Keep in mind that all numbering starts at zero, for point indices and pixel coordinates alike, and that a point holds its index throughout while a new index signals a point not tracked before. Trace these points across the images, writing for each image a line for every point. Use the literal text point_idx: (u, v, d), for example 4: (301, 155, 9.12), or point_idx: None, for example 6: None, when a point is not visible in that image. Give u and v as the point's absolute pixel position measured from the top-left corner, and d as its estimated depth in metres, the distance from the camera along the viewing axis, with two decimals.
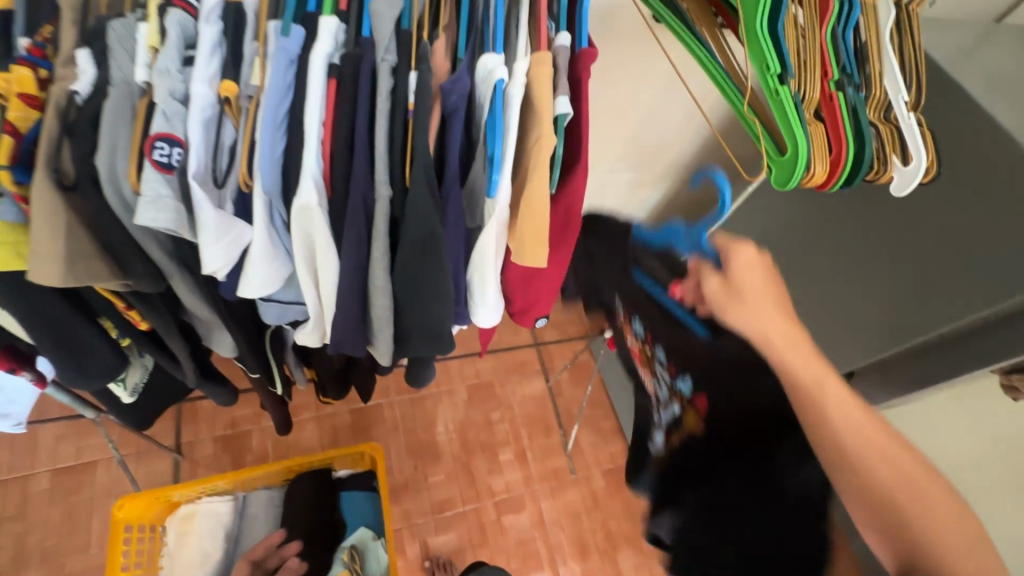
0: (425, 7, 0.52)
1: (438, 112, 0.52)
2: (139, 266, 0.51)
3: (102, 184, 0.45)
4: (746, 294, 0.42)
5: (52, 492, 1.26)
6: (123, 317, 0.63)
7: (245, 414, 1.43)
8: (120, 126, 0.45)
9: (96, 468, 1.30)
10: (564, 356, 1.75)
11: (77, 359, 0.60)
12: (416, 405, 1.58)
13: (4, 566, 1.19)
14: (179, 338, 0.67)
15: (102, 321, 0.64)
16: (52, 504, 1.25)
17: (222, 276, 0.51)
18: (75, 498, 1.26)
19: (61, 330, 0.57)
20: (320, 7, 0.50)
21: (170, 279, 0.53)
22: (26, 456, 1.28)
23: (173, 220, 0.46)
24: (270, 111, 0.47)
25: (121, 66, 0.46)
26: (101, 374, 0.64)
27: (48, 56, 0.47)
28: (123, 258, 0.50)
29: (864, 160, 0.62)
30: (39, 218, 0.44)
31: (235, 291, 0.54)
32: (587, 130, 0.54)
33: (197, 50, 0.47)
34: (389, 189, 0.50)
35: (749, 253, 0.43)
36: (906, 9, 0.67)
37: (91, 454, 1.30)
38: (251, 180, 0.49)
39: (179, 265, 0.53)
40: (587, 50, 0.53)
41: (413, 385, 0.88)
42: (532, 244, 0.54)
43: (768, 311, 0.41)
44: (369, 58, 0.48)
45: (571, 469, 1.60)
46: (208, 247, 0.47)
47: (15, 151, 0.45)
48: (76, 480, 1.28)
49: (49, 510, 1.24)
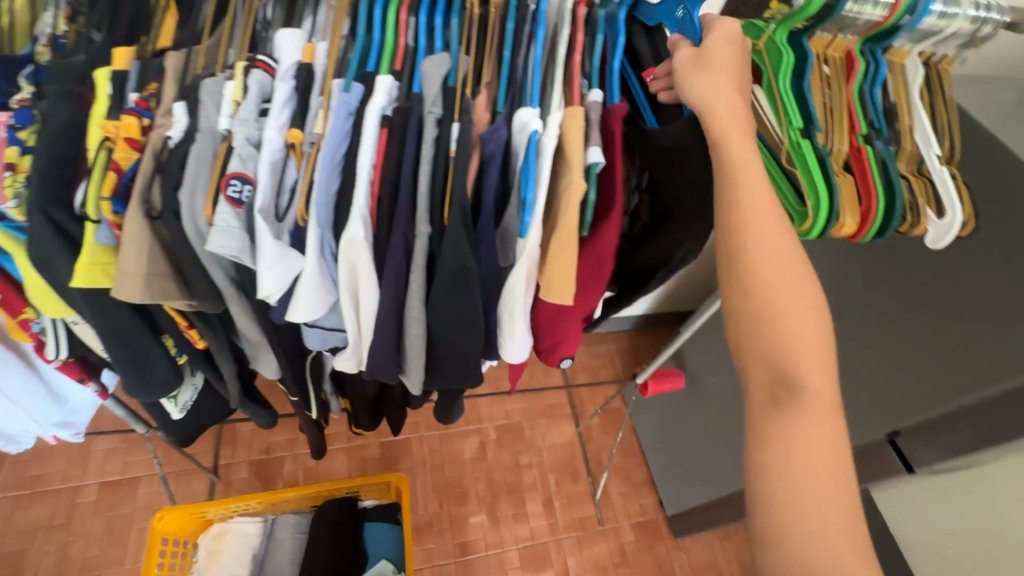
0: (470, 66, 0.58)
1: (476, 158, 0.57)
2: (203, 288, 0.57)
3: (182, 215, 0.52)
4: (711, 63, 0.53)
5: (98, 503, 1.33)
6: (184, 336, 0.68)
7: (280, 440, 1.48)
8: (202, 167, 0.52)
9: (139, 482, 1.36)
10: (595, 402, 1.73)
11: (139, 371, 0.66)
12: (444, 442, 1.59)
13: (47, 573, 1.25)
14: (229, 358, 0.72)
15: (165, 338, 0.70)
16: (97, 515, 1.31)
17: (274, 300, 0.56)
18: (118, 511, 1.32)
19: (129, 343, 0.63)
20: (378, 66, 0.57)
21: (229, 301, 0.59)
22: (79, 466, 1.36)
23: (238, 248, 0.52)
24: (327, 156, 0.53)
25: (207, 116, 0.53)
26: (157, 387, 0.69)
27: (151, 108, 0.55)
28: (191, 281, 0.56)
29: (896, 212, 0.63)
30: (127, 242, 0.51)
31: (284, 315, 0.59)
32: (620, 179, 0.57)
33: (271, 104, 0.54)
34: (427, 227, 0.54)
35: (728, 27, 0.53)
36: (936, 67, 0.69)
37: (137, 469, 1.37)
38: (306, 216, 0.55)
39: (238, 290, 0.59)
40: (618, 105, 0.57)
41: (441, 420, 0.90)
42: (559, 283, 0.56)
43: (724, 83, 0.52)
44: (417, 110, 0.54)
45: (598, 519, 1.56)
46: (265, 273, 0.52)
47: (116, 185, 0.52)
48: (121, 493, 1.34)
49: (94, 521, 1.31)
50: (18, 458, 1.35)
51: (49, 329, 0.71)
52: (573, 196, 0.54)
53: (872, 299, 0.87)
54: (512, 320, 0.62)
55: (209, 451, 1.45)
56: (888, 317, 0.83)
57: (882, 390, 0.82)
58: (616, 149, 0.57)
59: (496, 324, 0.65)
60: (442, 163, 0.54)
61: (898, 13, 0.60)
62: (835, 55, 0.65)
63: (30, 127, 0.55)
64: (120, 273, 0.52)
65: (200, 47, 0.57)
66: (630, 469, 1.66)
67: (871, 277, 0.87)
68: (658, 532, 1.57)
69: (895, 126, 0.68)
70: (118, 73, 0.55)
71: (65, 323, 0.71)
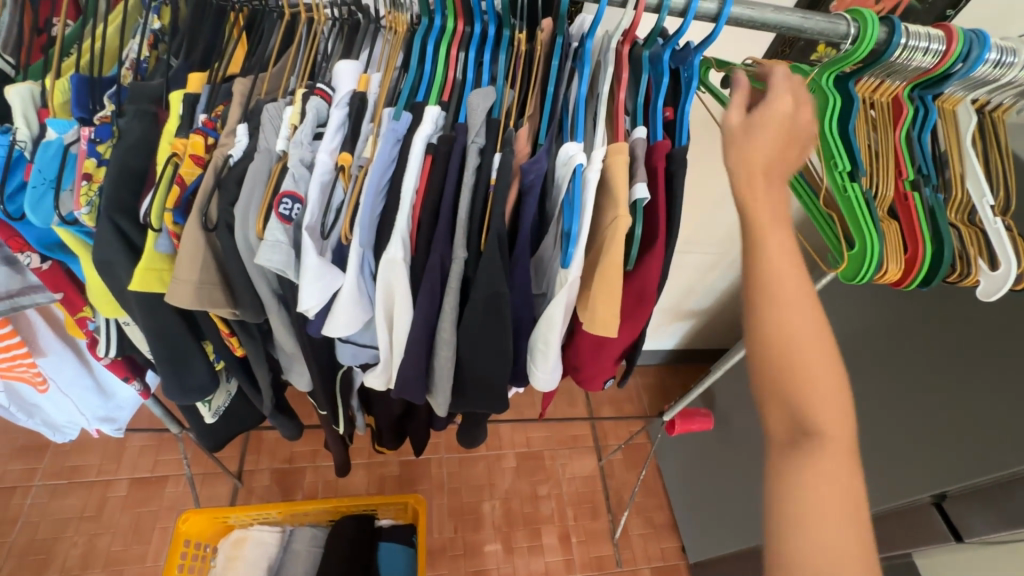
0: (514, 99, 0.60)
1: (516, 187, 0.58)
2: (248, 298, 0.60)
3: (234, 228, 0.55)
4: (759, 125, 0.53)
5: (127, 499, 1.37)
6: (224, 343, 0.71)
7: (303, 450, 1.50)
8: (257, 185, 0.55)
9: (167, 481, 1.40)
10: (618, 436, 1.70)
11: (180, 373, 0.69)
12: (463, 466, 1.58)
13: (73, 564, 1.28)
14: (265, 367, 0.74)
15: (206, 343, 0.73)
16: (125, 510, 1.35)
17: (313, 314, 0.58)
18: (144, 508, 1.36)
19: (173, 346, 0.66)
20: (427, 96, 0.59)
21: (269, 312, 0.62)
22: (113, 461, 1.41)
23: (283, 261, 0.54)
24: (374, 179, 0.56)
25: (267, 138, 0.57)
26: (195, 391, 0.72)
27: (216, 128, 0.59)
28: (238, 291, 0.59)
29: (944, 260, 0.61)
30: (184, 250, 0.54)
31: (321, 329, 0.61)
32: (664, 214, 0.57)
33: (326, 129, 0.57)
34: (464, 252, 0.56)
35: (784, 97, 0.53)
36: (991, 115, 0.67)
37: (166, 468, 1.41)
38: (350, 235, 0.57)
39: (278, 302, 0.62)
40: (660, 142, 0.57)
41: (463, 444, 0.90)
42: (604, 318, 0.57)
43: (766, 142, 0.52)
44: (461, 140, 0.56)
45: (616, 559, 1.50)
46: (308, 286, 0.54)
47: (178, 199, 0.56)
48: (149, 490, 1.38)
49: (121, 516, 1.35)
50: (58, 448, 1.42)
51: (102, 328, 0.75)
52: (619, 230, 0.54)
53: (914, 349, 0.83)
54: (544, 347, 0.62)
55: (235, 456, 1.49)
56: (933, 370, 0.79)
57: (927, 448, 0.77)
58: (660, 181, 0.57)
59: (526, 351, 0.66)
60: (482, 190, 0.55)
61: (949, 59, 0.59)
62: (882, 100, 0.64)
63: (108, 142, 0.59)
64: (174, 280, 0.55)
65: (265, 75, 0.62)
66: (652, 510, 1.60)
67: (914, 328, 0.84)
68: None
69: (946, 174, 0.66)
70: (190, 95, 0.59)
71: (117, 323, 0.75)
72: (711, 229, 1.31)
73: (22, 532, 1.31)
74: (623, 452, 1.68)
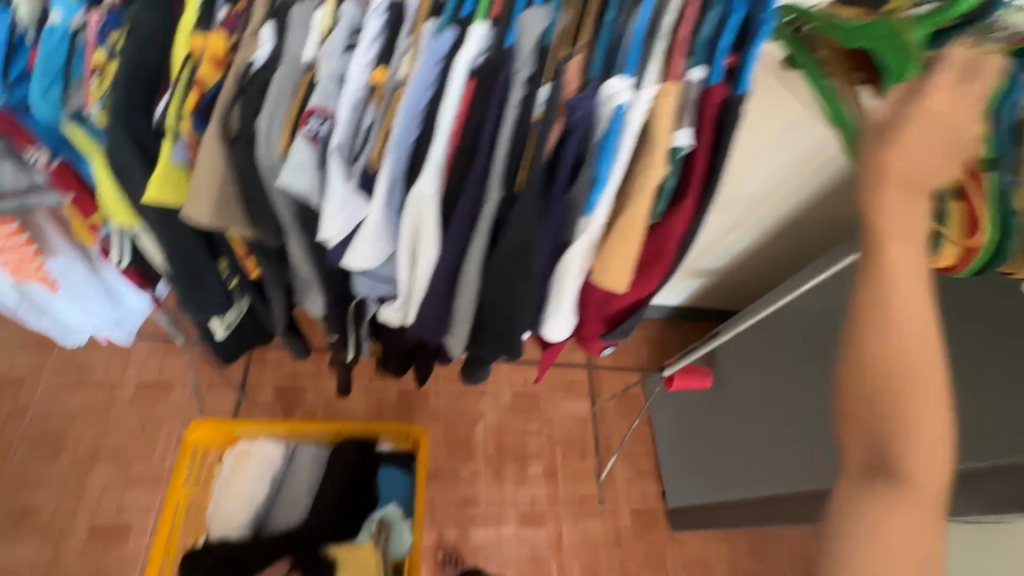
0: (574, 23, 0.53)
1: (560, 126, 0.53)
2: (268, 221, 0.57)
3: (256, 143, 0.51)
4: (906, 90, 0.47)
5: (133, 400, 1.40)
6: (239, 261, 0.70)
7: (305, 370, 1.53)
8: (283, 97, 0.51)
9: (172, 387, 1.43)
10: (614, 385, 1.76)
11: (192, 289, 0.67)
12: (461, 399, 1.64)
13: (82, 456, 1.34)
14: (281, 290, 0.73)
15: (221, 260, 0.70)
16: (131, 411, 1.39)
17: (334, 244, 0.55)
18: (151, 411, 1.40)
19: (186, 260, 0.64)
20: (473, 11, 0.52)
21: (288, 237, 0.59)
22: (119, 363, 1.43)
23: (308, 186, 0.52)
24: (411, 104, 0.51)
25: (295, 43, 0.51)
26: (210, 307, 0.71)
27: (239, 25, 0.53)
28: (256, 213, 0.56)
29: (1007, 251, 0.58)
30: (201, 164, 0.51)
31: (340, 259, 0.58)
32: (700, 167, 0.56)
33: (360, 39, 0.52)
34: (496, 193, 0.52)
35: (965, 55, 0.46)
36: None
37: (172, 374, 1.44)
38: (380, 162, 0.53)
39: (299, 225, 0.58)
40: (717, 88, 0.52)
41: (468, 380, 0.91)
42: (617, 270, 0.57)
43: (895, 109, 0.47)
44: (509, 67, 0.50)
45: (599, 497, 1.62)
46: (331, 215, 0.52)
47: (198, 103, 0.52)
48: (155, 394, 1.42)
49: (128, 415, 1.39)
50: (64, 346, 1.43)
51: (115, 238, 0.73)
52: (651, 175, 0.53)
53: None
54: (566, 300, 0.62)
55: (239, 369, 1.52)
56: None
57: None
58: (707, 131, 0.54)
59: (541, 299, 0.65)
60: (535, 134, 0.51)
61: None
62: None
63: (119, 31, 0.54)
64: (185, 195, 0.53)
65: None
66: (636, 456, 1.71)
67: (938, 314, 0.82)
68: (653, 520, 1.64)
69: None
70: None
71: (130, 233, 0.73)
72: (744, 184, 1.24)
73: (33, 422, 1.35)
74: (617, 400, 1.75)
